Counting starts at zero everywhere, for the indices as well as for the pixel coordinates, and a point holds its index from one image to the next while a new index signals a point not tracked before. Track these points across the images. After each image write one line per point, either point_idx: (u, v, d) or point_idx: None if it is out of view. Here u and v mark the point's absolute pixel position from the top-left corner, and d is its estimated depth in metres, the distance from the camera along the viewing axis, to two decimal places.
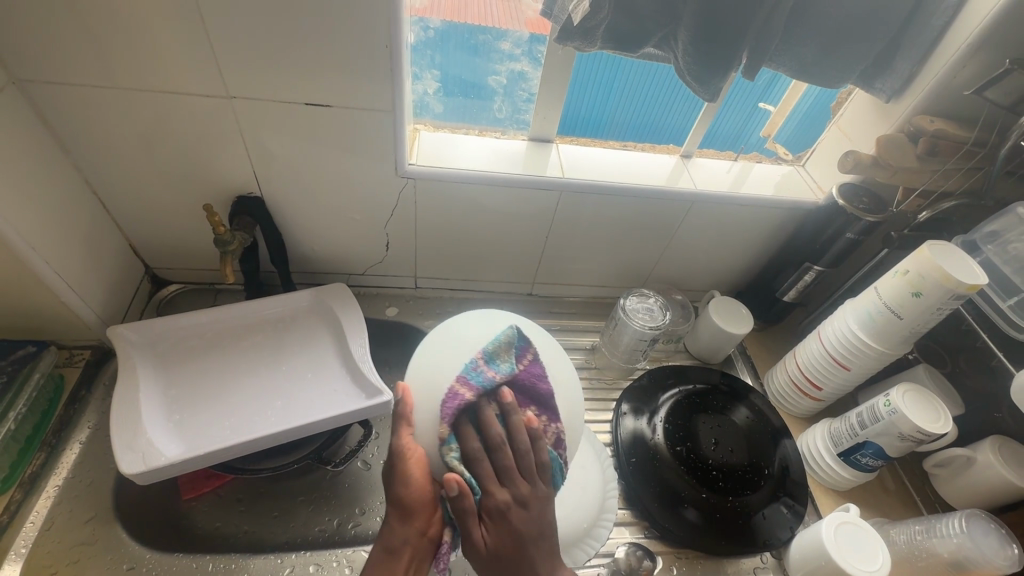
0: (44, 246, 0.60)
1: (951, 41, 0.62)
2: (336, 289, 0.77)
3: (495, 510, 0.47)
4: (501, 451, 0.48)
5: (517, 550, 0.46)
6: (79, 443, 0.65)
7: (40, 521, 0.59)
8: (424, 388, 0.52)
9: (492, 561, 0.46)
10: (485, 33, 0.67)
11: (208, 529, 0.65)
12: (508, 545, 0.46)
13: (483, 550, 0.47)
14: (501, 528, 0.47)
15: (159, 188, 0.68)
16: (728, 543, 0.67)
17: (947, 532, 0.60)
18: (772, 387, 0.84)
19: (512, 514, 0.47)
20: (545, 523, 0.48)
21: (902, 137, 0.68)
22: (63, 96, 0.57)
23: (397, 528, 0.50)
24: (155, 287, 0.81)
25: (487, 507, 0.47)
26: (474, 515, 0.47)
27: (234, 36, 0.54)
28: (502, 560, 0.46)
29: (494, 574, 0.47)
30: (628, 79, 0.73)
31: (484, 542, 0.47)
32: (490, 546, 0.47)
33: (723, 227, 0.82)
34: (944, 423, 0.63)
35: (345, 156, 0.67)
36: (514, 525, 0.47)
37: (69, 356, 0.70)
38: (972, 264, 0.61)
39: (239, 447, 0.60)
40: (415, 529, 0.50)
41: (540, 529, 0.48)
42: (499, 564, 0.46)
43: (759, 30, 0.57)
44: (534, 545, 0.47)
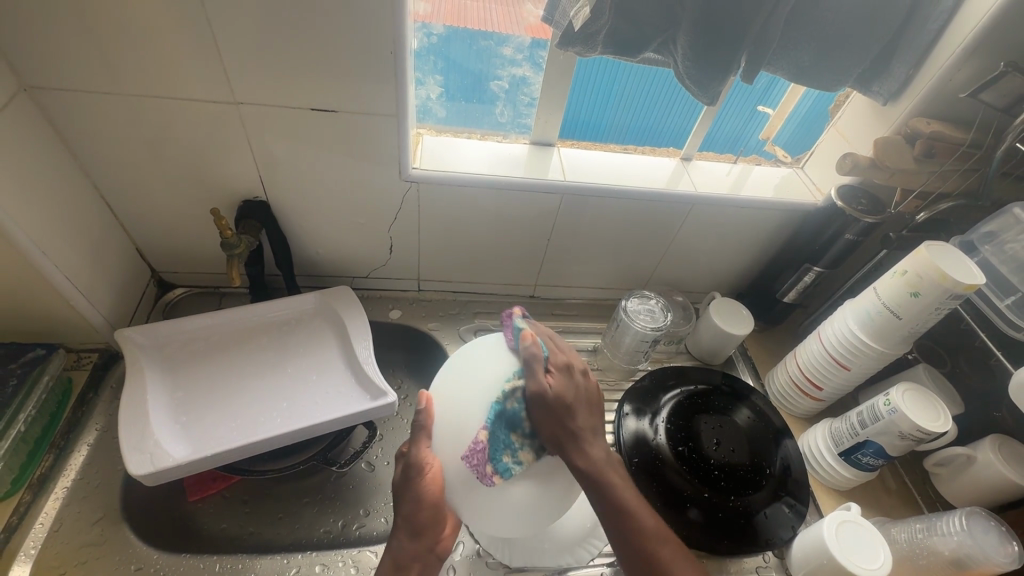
0: (54, 250, 0.61)
1: (946, 45, 0.63)
2: (340, 291, 0.78)
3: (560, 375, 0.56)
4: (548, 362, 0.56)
5: (576, 399, 0.56)
6: (87, 445, 0.66)
7: (49, 523, 0.60)
8: (447, 400, 0.52)
9: (554, 404, 0.53)
10: (487, 39, 0.68)
11: (214, 531, 0.66)
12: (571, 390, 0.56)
13: (550, 390, 0.54)
14: (562, 382, 0.55)
15: (166, 193, 0.69)
16: (731, 542, 0.68)
17: (948, 530, 0.60)
18: (773, 388, 0.84)
19: (570, 373, 0.57)
20: (590, 389, 0.58)
21: (899, 139, 0.69)
22: (72, 103, 0.58)
23: (405, 545, 0.54)
24: (161, 291, 0.82)
25: (554, 369, 0.56)
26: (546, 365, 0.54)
27: (241, 43, 0.55)
28: (566, 402, 0.54)
29: (555, 420, 0.53)
30: (629, 80, 0.74)
31: (551, 386, 0.54)
32: (558, 390, 0.54)
33: (723, 228, 0.83)
34: (944, 422, 0.64)
35: (350, 160, 0.68)
36: (574, 377, 0.57)
37: (77, 359, 0.71)
38: (970, 264, 0.61)
39: (246, 448, 0.61)
40: (424, 544, 0.54)
41: (585, 396, 0.57)
42: (563, 407, 0.54)
43: (757, 35, 0.58)
44: (583, 406, 0.56)
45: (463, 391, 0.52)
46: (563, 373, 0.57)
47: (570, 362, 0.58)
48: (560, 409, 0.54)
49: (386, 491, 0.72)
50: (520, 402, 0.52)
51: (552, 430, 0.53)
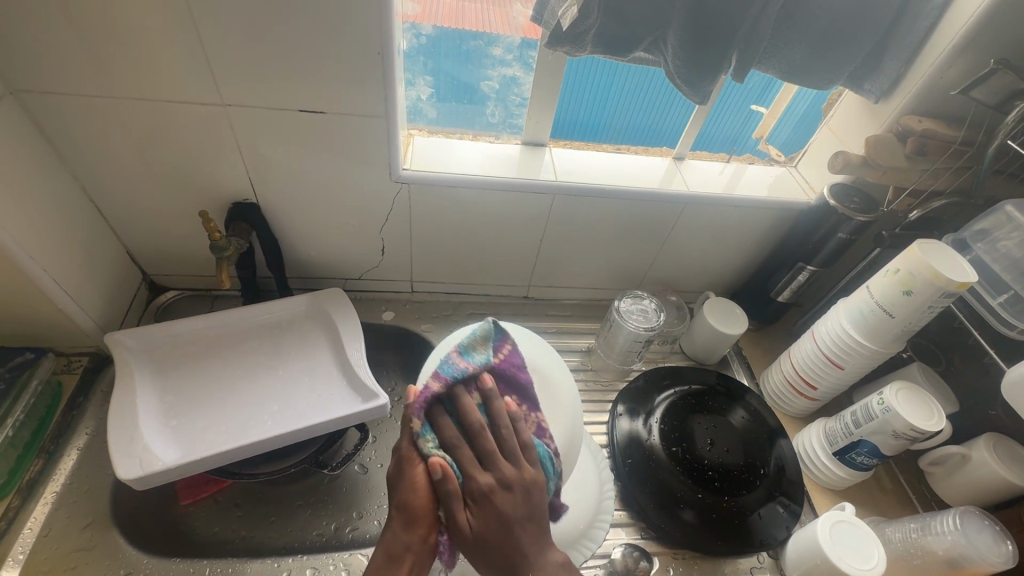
0: (42, 253, 0.61)
1: (937, 42, 0.63)
2: (332, 293, 0.77)
3: (486, 486, 0.49)
4: (482, 434, 0.51)
5: (505, 528, 0.47)
6: (77, 449, 0.65)
7: (38, 527, 0.60)
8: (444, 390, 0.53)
9: (477, 544, 0.47)
10: (477, 39, 0.68)
11: (206, 535, 0.66)
12: (493, 520, 0.47)
13: (468, 532, 0.47)
14: (486, 511, 0.48)
15: (156, 195, 0.69)
16: (725, 543, 0.67)
17: (942, 530, 0.60)
18: (768, 387, 0.84)
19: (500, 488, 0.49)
20: (528, 498, 0.50)
21: (890, 137, 0.68)
22: (60, 105, 0.58)
23: (397, 535, 0.48)
24: (152, 293, 0.82)
25: (479, 484, 0.49)
26: (470, 465, 0.50)
27: (228, 45, 0.55)
28: (488, 541, 0.47)
29: (485, 557, 0.47)
30: (630, 75, 0.73)
31: (469, 523, 0.47)
32: (476, 530, 0.47)
33: (716, 228, 0.83)
34: (938, 421, 0.63)
35: (339, 162, 0.67)
36: (498, 502, 0.48)
37: (67, 363, 0.71)
38: (962, 262, 0.61)
39: (236, 452, 0.60)
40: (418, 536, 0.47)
41: (525, 509, 0.49)
42: (483, 541, 0.47)
43: (747, 33, 0.58)
44: (521, 524, 0.48)
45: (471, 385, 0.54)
46: (486, 500, 0.48)
47: (507, 442, 0.52)
48: (495, 543, 0.47)
49: (379, 493, 0.72)
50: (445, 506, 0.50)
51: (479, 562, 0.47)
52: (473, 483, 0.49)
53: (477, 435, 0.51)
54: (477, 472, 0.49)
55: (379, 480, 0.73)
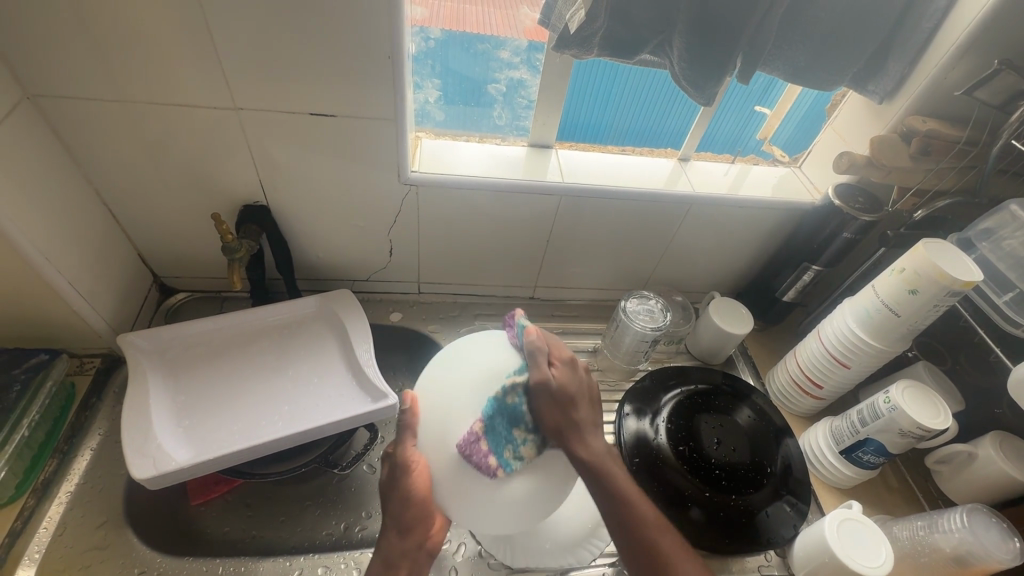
0: (57, 256, 0.62)
1: (940, 43, 0.63)
2: (341, 294, 0.78)
3: (562, 374, 0.55)
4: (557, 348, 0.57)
5: (578, 400, 0.55)
6: (91, 449, 0.66)
7: (53, 526, 0.60)
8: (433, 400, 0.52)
9: (553, 405, 0.53)
10: (483, 42, 0.69)
11: (218, 536, 0.66)
12: (572, 389, 0.55)
13: (553, 381, 0.53)
14: (565, 403, 0.54)
15: (168, 198, 0.69)
16: (731, 542, 0.68)
17: (949, 527, 0.60)
18: (774, 387, 0.85)
19: (575, 373, 0.57)
20: (589, 388, 0.58)
21: (894, 137, 0.69)
22: (75, 110, 0.59)
23: (394, 544, 0.54)
24: (163, 295, 0.82)
25: (553, 369, 0.55)
26: (545, 359, 0.55)
27: (240, 50, 0.56)
28: (568, 403, 0.54)
29: (553, 408, 0.53)
30: (628, 83, 0.74)
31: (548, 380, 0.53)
32: (559, 387, 0.54)
33: (721, 229, 0.83)
34: (944, 420, 0.64)
35: (349, 164, 0.68)
36: (575, 380, 0.56)
37: (80, 364, 0.72)
38: (967, 261, 0.61)
39: (247, 451, 0.61)
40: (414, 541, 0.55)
41: (586, 390, 0.57)
42: (563, 404, 0.54)
43: (753, 35, 0.59)
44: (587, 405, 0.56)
45: (453, 385, 0.52)
46: (568, 368, 0.56)
47: (573, 358, 0.58)
48: (564, 400, 0.54)
49: None
50: (520, 397, 0.52)
51: (546, 417, 0.53)
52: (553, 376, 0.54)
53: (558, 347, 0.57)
54: (552, 364, 0.56)
55: None
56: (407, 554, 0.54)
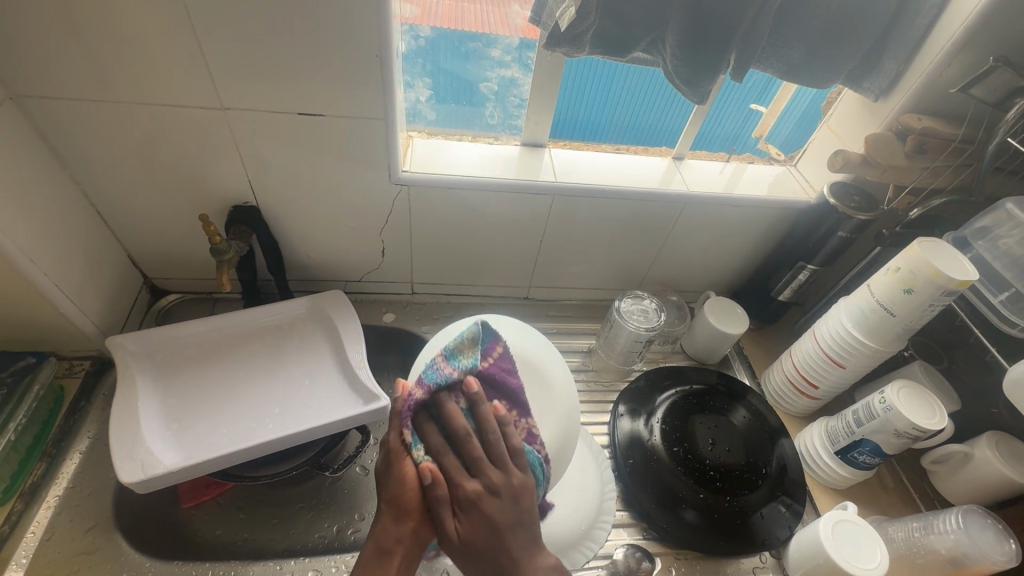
0: (44, 258, 0.61)
1: (935, 40, 0.63)
2: (333, 295, 0.78)
3: (471, 496, 0.48)
4: (469, 441, 0.50)
5: (493, 539, 0.47)
6: (80, 453, 0.66)
7: (41, 531, 0.60)
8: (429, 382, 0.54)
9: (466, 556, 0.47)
10: (475, 40, 0.68)
11: (209, 538, 0.65)
12: (482, 534, 0.47)
13: (456, 539, 0.48)
14: (472, 517, 0.48)
15: (157, 199, 0.69)
16: (728, 543, 0.67)
17: (944, 528, 0.60)
18: (769, 387, 0.84)
19: (499, 497, 0.49)
20: (522, 501, 0.49)
21: (890, 135, 0.68)
22: (60, 111, 0.58)
23: (389, 528, 0.49)
24: (154, 297, 0.82)
25: (459, 517, 0.48)
26: (450, 460, 0.50)
27: (226, 50, 0.55)
28: (477, 551, 0.47)
29: (478, 559, 0.47)
30: (626, 85, 0.74)
31: (458, 531, 0.48)
32: (464, 538, 0.47)
33: (716, 228, 0.83)
34: (940, 420, 0.63)
35: (339, 164, 0.67)
36: (484, 512, 0.48)
37: (69, 367, 0.71)
38: (963, 260, 0.61)
39: (237, 455, 0.60)
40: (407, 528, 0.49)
41: (514, 514, 0.48)
42: (472, 551, 0.47)
43: (746, 32, 0.58)
44: (512, 527, 0.48)
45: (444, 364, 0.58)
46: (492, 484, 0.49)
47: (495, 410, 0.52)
48: (490, 538, 0.47)
49: None
50: None
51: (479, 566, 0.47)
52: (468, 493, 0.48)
53: (467, 441, 0.50)
54: (460, 482, 0.49)
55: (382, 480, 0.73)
56: None
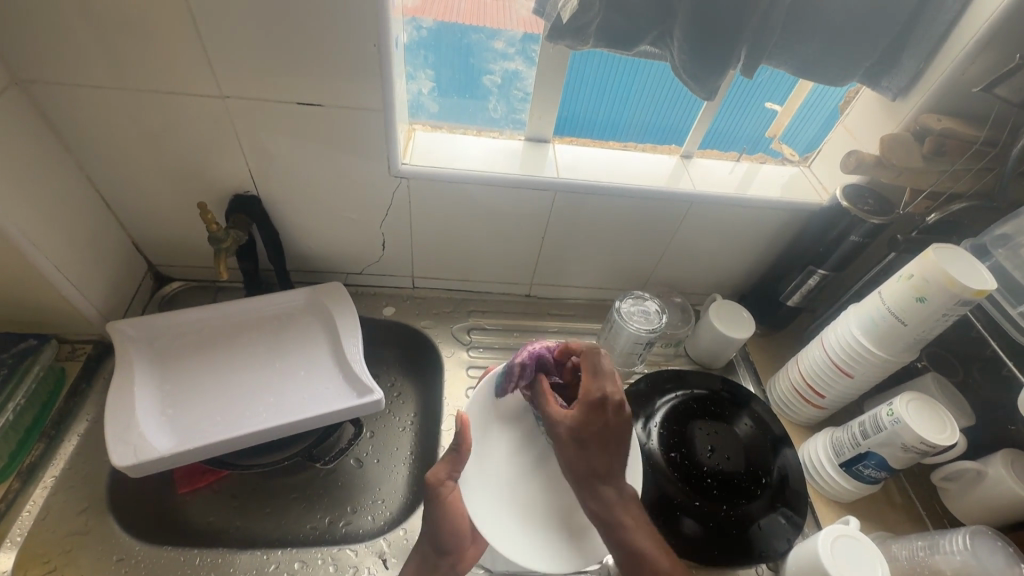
0: (45, 242, 0.61)
1: (960, 36, 0.60)
2: (332, 287, 0.78)
3: (579, 411, 0.53)
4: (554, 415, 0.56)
5: (608, 440, 0.53)
6: (77, 435, 0.66)
7: (35, 511, 0.61)
8: None
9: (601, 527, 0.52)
10: (477, 32, 0.67)
11: (202, 524, 0.68)
12: (597, 424, 0.53)
13: (568, 427, 0.53)
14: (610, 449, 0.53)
15: (159, 186, 0.69)
16: (722, 554, 0.65)
17: (950, 549, 0.57)
18: (775, 394, 0.81)
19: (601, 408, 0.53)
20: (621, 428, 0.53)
21: (907, 136, 0.65)
22: (61, 95, 0.59)
23: (427, 556, 0.57)
24: (158, 284, 0.83)
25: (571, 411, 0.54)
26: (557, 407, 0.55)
27: (225, 39, 0.55)
28: (604, 438, 0.53)
29: (604, 444, 0.53)
30: (646, 86, 0.73)
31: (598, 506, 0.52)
32: (580, 429, 0.53)
33: (726, 228, 0.80)
34: (951, 435, 0.60)
35: (338, 155, 0.67)
36: (615, 424, 0.53)
37: (71, 350, 0.72)
38: (981, 268, 0.58)
39: (227, 444, 0.61)
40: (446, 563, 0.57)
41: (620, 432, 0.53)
42: (584, 448, 0.53)
43: (757, 28, 0.56)
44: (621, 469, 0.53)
45: None
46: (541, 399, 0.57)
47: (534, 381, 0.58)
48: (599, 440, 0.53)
49: (373, 489, 0.74)
50: None
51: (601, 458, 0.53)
52: (554, 413, 0.55)
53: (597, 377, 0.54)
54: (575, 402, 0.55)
55: (374, 473, 0.75)
56: (432, 566, 0.56)
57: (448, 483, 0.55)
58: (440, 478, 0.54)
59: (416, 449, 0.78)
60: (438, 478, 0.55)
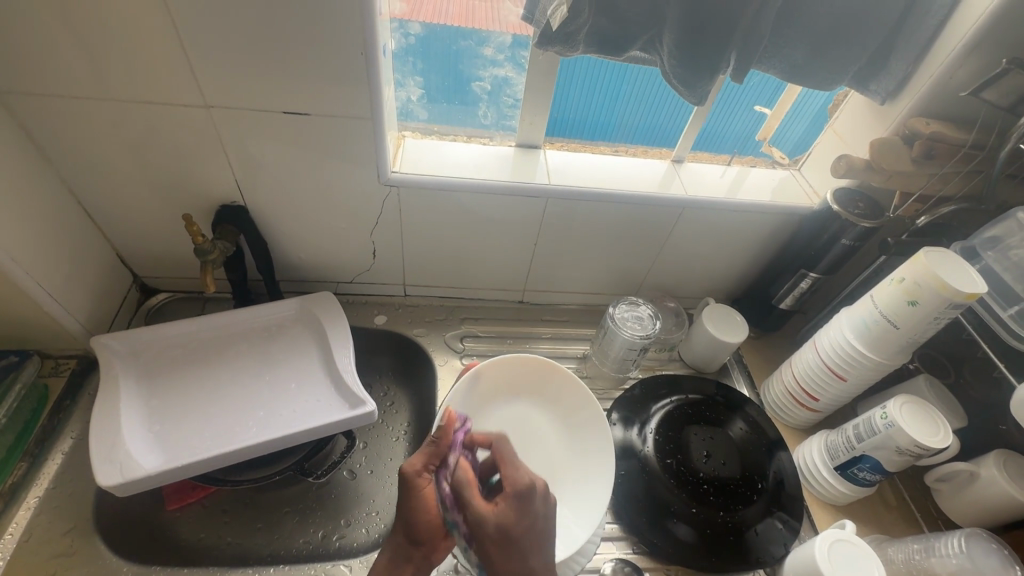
0: (25, 257, 0.60)
1: (947, 40, 0.60)
2: (323, 297, 0.77)
3: (506, 508, 0.51)
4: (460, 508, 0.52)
5: (523, 535, 0.50)
6: (62, 453, 0.65)
7: (18, 532, 0.59)
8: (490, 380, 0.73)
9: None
10: (466, 38, 0.67)
11: (192, 540, 0.66)
12: (522, 522, 0.50)
13: (491, 528, 0.50)
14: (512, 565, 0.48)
15: (144, 197, 0.68)
16: (719, 561, 0.65)
17: (946, 552, 0.57)
18: (769, 398, 0.81)
19: (525, 503, 0.51)
20: (538, 522, 0.51)
21: (896, 140, 0.66)
22: (40, 106, 0.57)
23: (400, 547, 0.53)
24: (144, 296, 0.81)
25: (499, 505, 0.51)
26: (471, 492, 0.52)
27: (209, 48, 0.54)
28: (512, 537, 0.50)
29: (496, 553, 0.49)
30: (634, 91, 0.74)
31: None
32: (500, 526, 0.50)
33: (718, 232, 0.80)
34: (944, 438, 0.61)
35: (327, 163, 0.66)
36: (535, 505, 0.51)
37: (55, 366, 0.70)
38: (971, 271, 0.58)
39: (216, 460, 0.59)
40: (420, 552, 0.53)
41: (521, 518, 0.50)
42: (505, 540, 0.50)
43: (745, 32, 0.56)
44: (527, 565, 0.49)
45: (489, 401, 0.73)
46: (511, 503, 0.51)
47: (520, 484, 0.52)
48: (500, 541, 0.50)
49: (367, 501, 0.72)
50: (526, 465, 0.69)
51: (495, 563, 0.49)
52: (470, 503, 0.51)
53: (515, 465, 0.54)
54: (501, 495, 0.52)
55: (368, 485, 0.74)
56: (405, 556, 0.53)
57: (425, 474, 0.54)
58: (416, 467, 0.54)
59: (411, 459, 0.77)
60: (415, 467, 0.54)
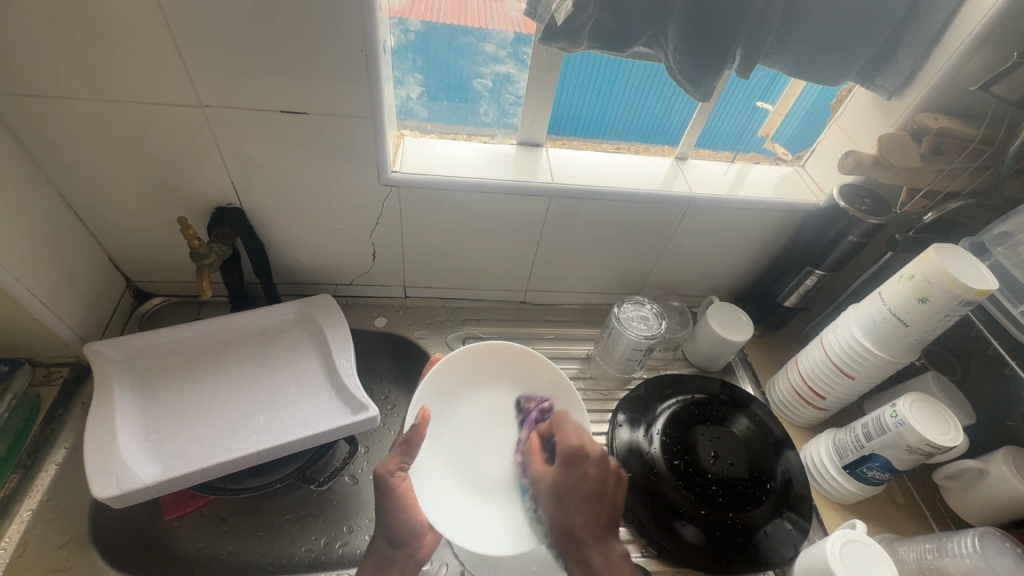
0: (14, 263, 0.58)
1: (956, 34, 0.59)
2: (322, 300, 0.75)
3: (559, 470, 0.61)
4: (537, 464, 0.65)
5: (585, 496, 0.60)
6: (55, 463, 0.63)
7: (11, 547, 0.57)
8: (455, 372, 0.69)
9: None
10: (467, 35, 0.65)
11: (191, 551, 0.65)
12: (574, 476, 0.60)
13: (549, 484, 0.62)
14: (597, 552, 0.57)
15: (136, 200, 0.66)
16: (729, 563, 0.64)
17: (959, 551, 0.57)
18: (775, 396, 0.81)
19: (576, 464, 0.60)
20: (603, 485, 0.60)
21: (904, 136, 0.65)
22: (26, 108, 0.55)
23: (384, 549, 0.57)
24: (138, 301, 0.79)
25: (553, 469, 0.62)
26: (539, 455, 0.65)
27: (202, 45, 0.52)
28: (566, 493, 0.60)
29: (565, 507, 0.60)
30: (629, 83, 0.71)
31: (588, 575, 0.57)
32: (556, 485, 0.61)
33: (722, 230, 0.79)
34: (955, 436, 0.60)
35: (325, 163, 0.64)
36: (588, 469, 0.60)
37: (47, 374, 0.68)
38: (982, 268, 0.57)
39: (215, 469, 0.58)
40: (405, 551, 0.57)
41: (575, 484, 0.60)
42: (559, 497, 0.60)
43: (752, 27, 0.55)
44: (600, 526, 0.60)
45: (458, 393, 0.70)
46: (564, 467, 0.61)
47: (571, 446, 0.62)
48: (567, 490, 0.60)
49: (370, 507, 0.71)
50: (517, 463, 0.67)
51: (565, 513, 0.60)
52: (538, 471, 0.64)
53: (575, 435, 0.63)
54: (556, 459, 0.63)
55: (370, 490, 0.72)
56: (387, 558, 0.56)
57: (398, 473, 0.59)
58: (389, 468, 0.58)
59: None
60: (388, 468, 0.58)
